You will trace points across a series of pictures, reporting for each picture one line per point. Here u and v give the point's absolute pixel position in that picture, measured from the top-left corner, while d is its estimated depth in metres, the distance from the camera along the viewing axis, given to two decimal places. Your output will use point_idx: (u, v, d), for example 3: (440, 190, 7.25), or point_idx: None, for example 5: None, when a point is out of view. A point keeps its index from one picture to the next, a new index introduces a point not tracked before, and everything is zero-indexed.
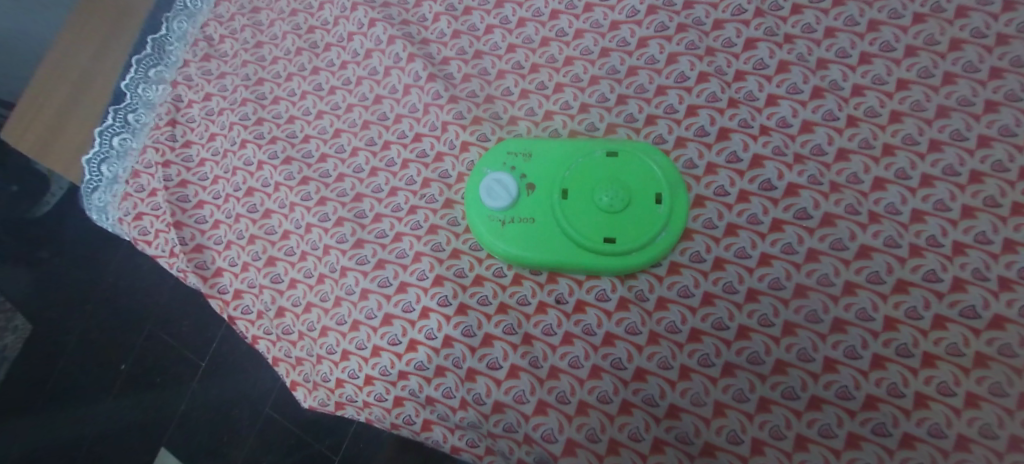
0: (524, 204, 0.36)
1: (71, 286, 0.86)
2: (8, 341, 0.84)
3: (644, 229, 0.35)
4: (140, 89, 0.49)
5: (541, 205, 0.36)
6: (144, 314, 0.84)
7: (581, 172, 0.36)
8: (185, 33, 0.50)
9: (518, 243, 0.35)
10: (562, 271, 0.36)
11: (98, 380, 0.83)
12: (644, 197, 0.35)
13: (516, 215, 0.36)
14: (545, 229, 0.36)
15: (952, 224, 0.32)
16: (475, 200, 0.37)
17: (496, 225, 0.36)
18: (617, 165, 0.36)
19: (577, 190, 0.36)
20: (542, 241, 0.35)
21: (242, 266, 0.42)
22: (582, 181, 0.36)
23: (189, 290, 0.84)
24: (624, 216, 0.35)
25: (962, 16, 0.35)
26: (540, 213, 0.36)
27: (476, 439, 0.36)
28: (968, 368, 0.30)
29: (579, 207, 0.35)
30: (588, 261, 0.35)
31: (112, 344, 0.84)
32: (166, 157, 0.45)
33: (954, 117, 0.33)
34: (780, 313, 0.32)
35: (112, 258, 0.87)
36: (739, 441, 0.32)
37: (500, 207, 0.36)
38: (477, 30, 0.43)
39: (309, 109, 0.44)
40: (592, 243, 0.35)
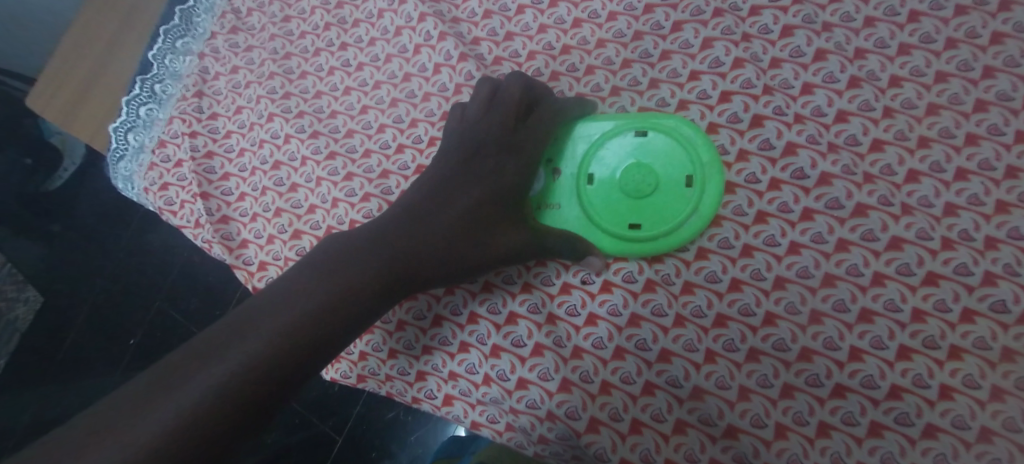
0: (551, 189, 0.37)
1: (79, 259, 0.86)
2: (19, 313, 0.83)
3: (673, 214, 0.34)
4: (167, 59, 0.48)
5: (568, 189, 0.37)
6: (151, 290, 0.83)
7: (609, 155, 0.36)
8: (213, 5, 0.49)
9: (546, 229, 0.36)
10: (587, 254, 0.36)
11: (108, 353, 0.83)
12: (673, 181, 0.35)
13: (544, 200, 0.37)
14: (571, 214, 0.36)
15: (984, 218, 0.32)
16: None
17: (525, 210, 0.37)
18: (646, 147, 0.35)
19: (603, 172, 0.36)
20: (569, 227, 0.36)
21: (267, 238, 0.42)
22: (608, 163, 0.36)
23: (198, 267, 0.83)
24: (651, 200, 0.35)
25: (1006, 9, 0.34)
26: (566, 198, 0.36)
27: (497, 415, 0.36)
28: (994, 362, 0.30)
29: (607, 190, 0.36)
30: (615, 247, 0.35)
31: (122, 317, 0.84)
32: (193, 127, 0.45)
33: (992, 112, 0.33)
34: (807, 302, 0.33)
35: (124, 232, 0.86)
36: (763, 425, 0.32)
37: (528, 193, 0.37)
38: (509, 10, 0.42)
39: (337, 85, 0.44)
40: (618, 229, 0.35)
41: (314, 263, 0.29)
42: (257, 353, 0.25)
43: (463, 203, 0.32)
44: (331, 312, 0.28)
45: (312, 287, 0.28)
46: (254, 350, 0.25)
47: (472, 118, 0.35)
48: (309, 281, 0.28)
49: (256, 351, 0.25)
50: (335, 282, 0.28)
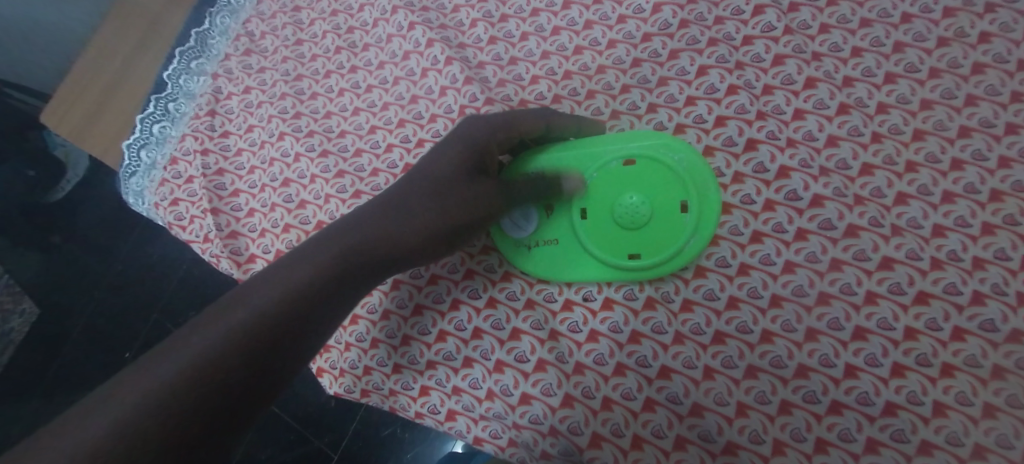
0: (546, 225, 0.37)
1: (76, 271, 0.85)
2: (14, 324, 0.82)
3: (673, 238, 0.35)
4: (182, 79, 0.49)
5: (562, 224, 0.36)
6: (150, 302, 0.83)
7: (600, 186, 0.36)
8: (228, 27, 0.50)
9: (547, 268, 0.36)
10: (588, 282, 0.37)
11: (107, 367, 0.81)
12: (668, 206, 0.35)
13: (540, 237, 0.37)
14: (569, 249, 0.36)
15: (972, 239, 0.33)
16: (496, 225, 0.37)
17: (524, 249, 0.37)
18: (637, 175, 0.36)
19: (596, 204, 0.36)
20: (570, 262, 0.36)
21: (275, 253, 0.43)
22: (600, 194, 0.36)
23: (196, 281, 0.82)
24: (649, 228, 0.35)
25: (985, 41, 0.36)
26: (562, 234, 0.36)
27: (500, 430, 0.36)
28: (985, 380, 0.31)
29: (604, 221, 0.36)
30: (618, 276, 0.36)
31: (121, 330, 0.82)
32: (205, 145, 0.47)
33: (975, 138, 0.35)
34: (803, 320, 0.33)
35: (123, 245, 0.85)
36: (761, 441, 0.32)
37: (523, 234, 0.37)
38: (513, 36, 0.44)
39: (346, 106, 0.45)
40: (620, 259, 0.35)
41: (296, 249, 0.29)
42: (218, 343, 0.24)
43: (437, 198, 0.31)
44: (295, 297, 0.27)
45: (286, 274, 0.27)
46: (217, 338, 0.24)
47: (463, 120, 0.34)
48: (275, 276, 0.27)
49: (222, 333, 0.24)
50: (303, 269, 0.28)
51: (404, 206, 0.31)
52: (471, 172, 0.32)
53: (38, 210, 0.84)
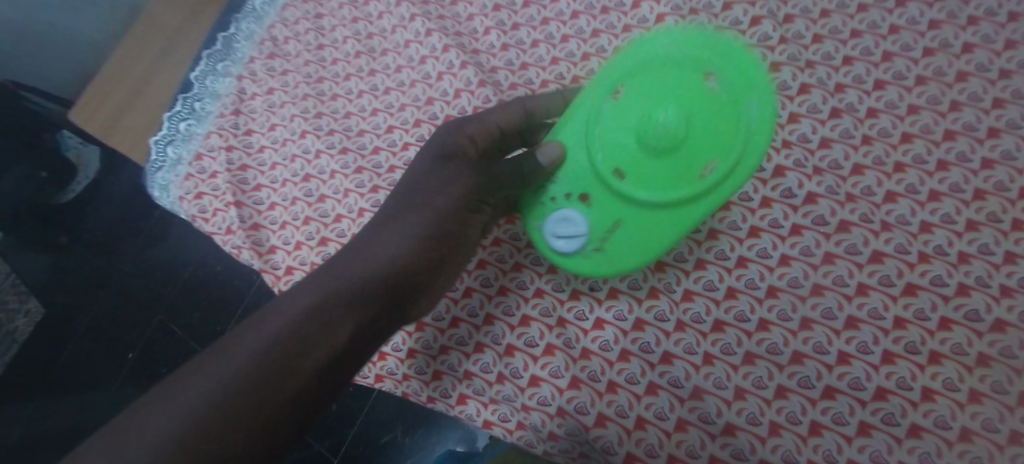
0: (595, 218, 0.33)
1: (88, 271, 0.89)
2: (18, 324, 0.85)
3: (725, 124, 0.30)
4: (208, 80, 0.52)
5: (609, 205, 0.33)
6: (157, 303, 0.86)
7: (615, 137, 0.32)
8: (253, 32, 0.52)
9: (632, 257, 0.33)
10: (683, 226, 0.31)
11: (109, 367, 0.84)
12: (697, 99, 0.30)
13: (601, 230, 0.33)
14: (636, 216, 0.32)
15: (957, 235, 0.35)
16: (551, 252, 0.35)
17: (596, 254, 0.33)
18: (643, 100, 0.32)
19: (627, 154, 0.32)
20: (652, 231, 0.32)
21: (295, 244, 0.44)
22: (623, 140, 0.32)
23: (199, 282, 0.85)
24: (697, 135, 0.30)
25: (967, 52, 0.38)
26: (619, 210, 0.33)
27: (508, 414, 0.38)
28: (971, 367, 0.33)
29: (656, 167, 0.31)
30: (708, 197, 0.30)
31: (124, 331, 0.86)
32: (229, 142, 0.49)
33: (959, 141, 0.37)
34: (797, 309, 0.35)
35: (130, 248, 0.89)
36: (758, 422, 0.34)
37: (578, 244, 0.34)
38: (524, 44, 0.47)
39: (365, 106, 0.48)
40: (692, 179, 0.30)
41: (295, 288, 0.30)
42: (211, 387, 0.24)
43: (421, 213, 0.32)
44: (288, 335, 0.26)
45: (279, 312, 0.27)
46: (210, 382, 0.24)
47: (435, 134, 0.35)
48: (259, 323, 0.27)
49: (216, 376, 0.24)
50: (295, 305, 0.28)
51: (393, 224, 0.32)
52: (447, 180, 0.33)
53: (47, 213, 0.86)
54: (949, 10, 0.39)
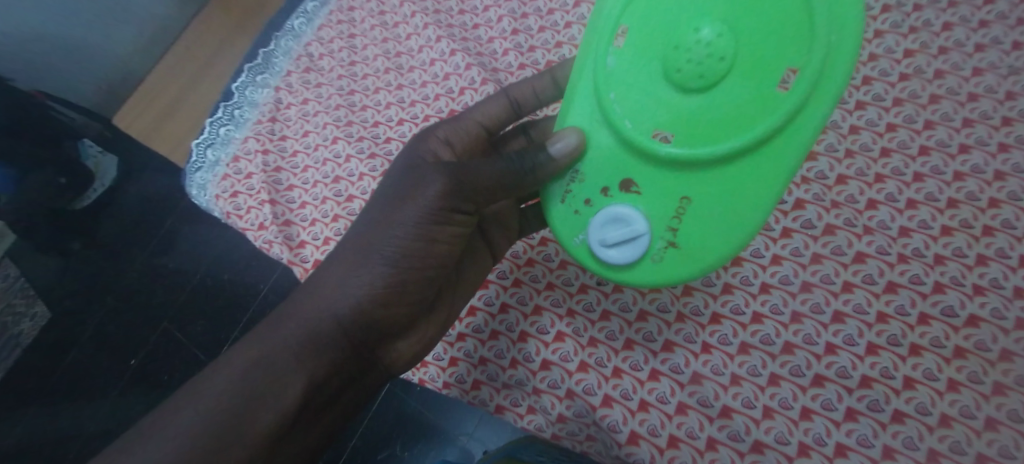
0: (651, 205, 0.28)
1: (88, 279, 0.90)
2: (23, 328, 0.87)
3: (777, 25, 0.24)
4: (247, 90, 0.56)
5: (666, 183, 0.28)
6: (158, 312, 0.88)
7: (641, 99, 0.27)
8: (291, 49, 0.57)
9: (716, 233, 0.27)
10: (772, 164, 0.26)
11: (106, 374, 0.86)
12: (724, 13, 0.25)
13: (664, 215, 0.28)
14: (703, 182, 0.27)
15: (933, 239, 0.38)
16: (612, 267, 0.29)
17: (670, 249, 0.28)
18: (655, 45, 0.27)
19: (669, 110, 0.27)
20: (737, 192, 0.27)
21: (323, 239, 0.48)
22: (653, 98, 0.27)
23: (199, 293, 0.87)
24: (747, 55, 0.25)
25: (939, 77, 0.42)
26: (679, 184, 0.27)
27: (520, 398, 0.41)
28: (948, 359, 0.36)
29: (718, 114, 0.26)
30: (795, 125, 0.25)
31: (122, 340, 0.87)
32: (266, 146, 0.53)
33: (933, 156, 0.40)
34: (788, 304, 0.39)
35: (132, 257, 0.90)
36: (753, 406, 0.37)
37: (643, 243, 0.28)
38: (539, 63, 0.51)
39: (392, 116, 0.52)
40: (768, 105, 0.25)
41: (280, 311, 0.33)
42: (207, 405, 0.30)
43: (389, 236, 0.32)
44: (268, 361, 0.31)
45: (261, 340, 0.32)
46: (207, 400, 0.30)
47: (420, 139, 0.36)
48: (246, 349, 0.32)
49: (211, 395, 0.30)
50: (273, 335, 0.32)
51: (359, 254, 0.32)
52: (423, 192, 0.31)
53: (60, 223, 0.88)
54: (922, 40, 0.44)
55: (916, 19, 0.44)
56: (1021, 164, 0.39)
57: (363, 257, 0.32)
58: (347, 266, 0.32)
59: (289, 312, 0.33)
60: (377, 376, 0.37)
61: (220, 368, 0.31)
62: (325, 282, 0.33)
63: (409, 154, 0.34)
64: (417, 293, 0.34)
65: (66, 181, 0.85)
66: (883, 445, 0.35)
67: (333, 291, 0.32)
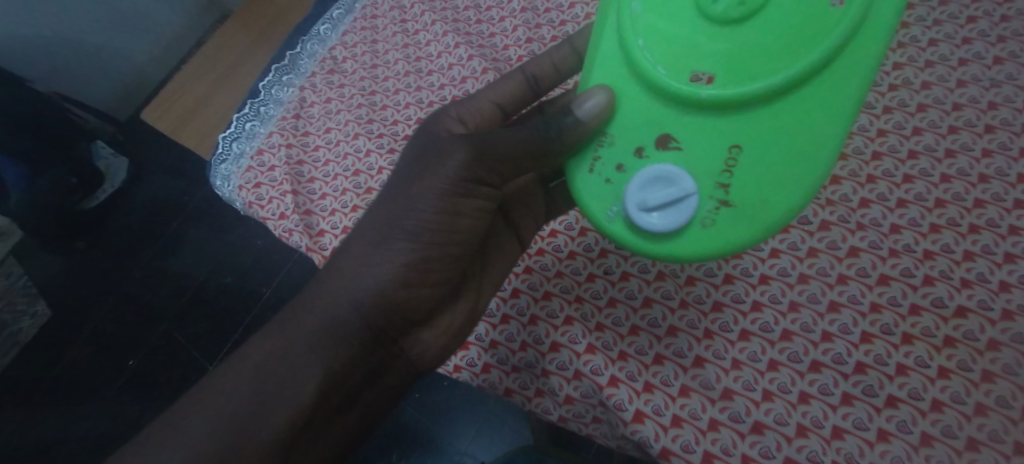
0: (694, 160, 0.29)
1: (109, 283, 1.04)
2: (23, 325, 1.00)
3: None
4: (274, 89, 0.59)
5: (710, 135, 0.29)
6: (164, 314, 1.00)
7: (668, 62, 0.29)
8: (316, 52, 0.61)
9: (764, 179, 0.28)
10: (806, 109, 0.27)
11: (112, 368, 0.97)
12: None
13: (709, 171, 0.29)
14: (742, 133, 0.28)
15: (922, 236, 0.41)
16: (661, 234, 0.30)
17: (719, 207, 0.29)
18: (677, 15, 0.30)
19: (699, 70, 0.29)
20: (784, 135, 0.28)
21: (342, 228, 0.50)
22: (682, 59, 0.29)
23: (204, 296, 0.99)
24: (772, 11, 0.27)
25: (926, 88, 0.45)
26: (717, 140, 0.29)
27: (528, 381, 0.43)
28: (940, 347, 0.38)
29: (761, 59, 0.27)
30: (837, 62, 0.26)
31: (131, 338, 0.99)
32: (289, 140, 0.55)
33: (922, 159, 0.43)
34: (786, 294, 0.41)
35: (151, 263, 1.04)
36: (752, 389, 0.38)
37: (690, 202, 0.29)
38: None
39: (411, 115, 0.55)
40: (797, 51, 0.27)
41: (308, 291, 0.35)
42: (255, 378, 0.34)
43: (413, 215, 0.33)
44: (302, 339, 0.34)
45: (295, 320, 0.35)
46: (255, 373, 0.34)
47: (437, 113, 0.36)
48: (284, 328, 0.35)
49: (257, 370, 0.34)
50: (306, 317, 0.34)
51: (381, 237, 0.34)
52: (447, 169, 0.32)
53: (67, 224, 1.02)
54: (910, 55, 0.47)
55: (904, 35, 0.47)
56: (1004, 168, 0.41)
57: (383, 238, 0.34)
58: (371, 247, 0.34)
59: (316, 295, 0.34)
60: (404, 363, 0.39)
61: (263, 346, 0.35)
62: (348, 265, 0.34)
63: (423, 133, 0.35)
64: (440, 272, 0.36)
65: (77, 180, 1.00)
66: (879, 428, 0.36)
67: (357, 274, 0.34)
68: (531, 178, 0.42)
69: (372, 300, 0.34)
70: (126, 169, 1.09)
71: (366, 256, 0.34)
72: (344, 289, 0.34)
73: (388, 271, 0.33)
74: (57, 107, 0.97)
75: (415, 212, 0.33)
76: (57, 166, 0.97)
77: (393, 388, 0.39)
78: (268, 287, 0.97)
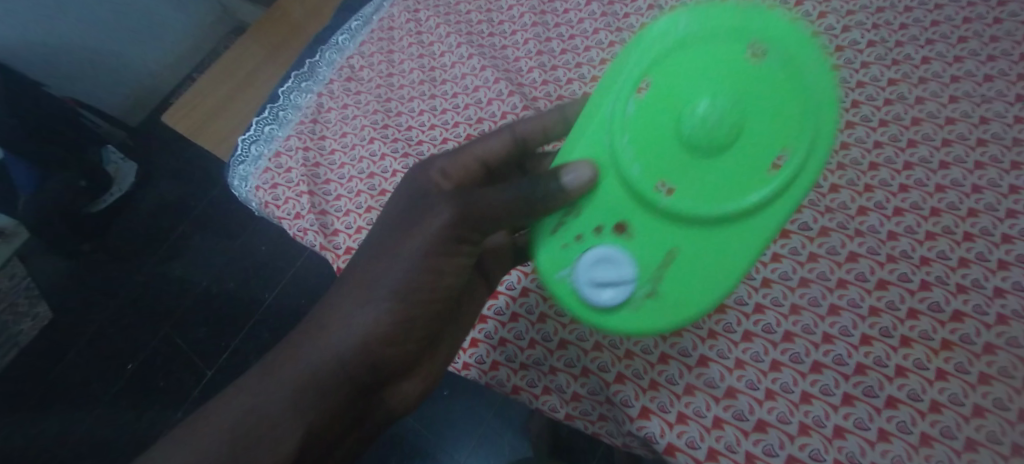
0: (646, 251, 0.30)
1: (111, 286, 1.05)
2: (23, 327, 1.01)
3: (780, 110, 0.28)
4: (293, 95, 0.61)
5: (663, 231, 0.30)
6: (165, 319, 1.00)
7: (647, 146, 0.29)
8: (334, 60, 0.63)
9: (705, 283, 0.29)
10: (747, 235, 0.29)
11: (111, 372, 0.97)
12: (739, 79, 0.28)
13: (654, 266, 0.30)
14: (690, 239, 0.30)
15: (919, 242, 0.42)
16: (593, 308, 0.31)
17: (651, 300, 0.30)
18: (668, 95, 0.29)
19: (671, 163, 0.29)
20: (720, 253, 0.29)
21: (356, 228, 0.52)
22: (658, 145, 0.29)
23: (206, 301, 1.00)
24: (750, 132, 0.28)
25: (920, 103, 0.47)
26: (671, 237, 0.30)
27: (536, 379, 0.44)
28: (937, 350, 0.38)
29: (724, 178, 0.29)
30: (785, 199, 0.29)
31: (131, 343, 0.99)
32: (307, 144, 0.57)
33: (917, 170, 0.45)
34: (788, 297, 0.42)
35: (155, 268, 1.05)
36: (756, 387, 0.39)
37: (631, 288, 0.30)
38: (561, 81, 0.56)
39: (425, 122, 0.57)
40: (756, 183, 0.28)
41: (291, 338, 0.36)
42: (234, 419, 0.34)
43: (397, 270, 0.33)
44: (280, 386, 0.34)
45: (276, 366, 0.35)
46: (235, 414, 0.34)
47: (422, 167, 0.36)
48: (265, 373, 0.35)
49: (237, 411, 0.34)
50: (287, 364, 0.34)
51: (364, 291, 0.34)
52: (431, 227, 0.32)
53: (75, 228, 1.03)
54: (904, 71, 0.49)
55: (898, 53, 0.50)
56: (996, 179, 0.43)
57: (366, 293, 0.34)
58: (354, 300, 0.34)
59: (298, 343, 0.35)
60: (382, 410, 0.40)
61: (245, 387, 0.35)
62: (332, 317, 0.34)
63: (409, 186, 0.35)
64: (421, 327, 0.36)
65: (87, 183, 1.02)
66: (879, 428, 0.37)
67: (339, 327, 0.34)
68: (505, 240, 0.40)
69: (357, 361, 0.34)
70: (134, 175, 1.11)
71: (349, 310, 0.34)
72: (325, 352, 0.34)
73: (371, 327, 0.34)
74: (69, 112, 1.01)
75: (398, 269, 0.33)
76: (66, 170, 0.98)
77: (369, 433, 0.40)
78: (271, 293, 0.97)
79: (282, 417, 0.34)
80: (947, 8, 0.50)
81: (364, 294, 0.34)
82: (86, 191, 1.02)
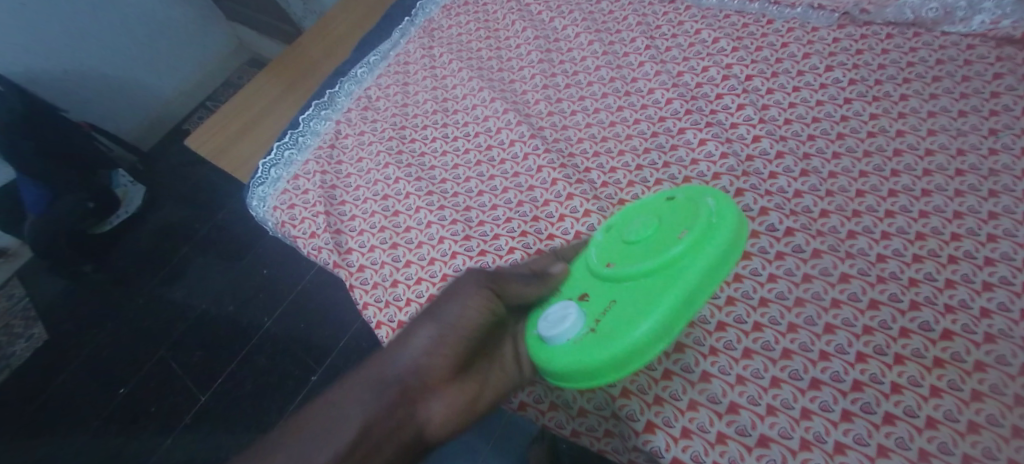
0: (590, 306, 0.35)
1: (109, 309, 1.05)
2: (18, 348, 1.03)
3: (687, 204, 0.35)
4: (312, 122, 0.65)
5: (602, 292, 0.35)
6: (162, 341, 0.99)
7: (601, 248, 0.39)
8: (352, 91, 0.67)
9: (627, 325, 0.31)
10: (660, 285, 0.32)
11: (101, 396, 0.95)
12: (659, 201, 0.38)
13: (594, 316, 0.34)
14: (619, 294, 0.34)
15: (906, 264, 0.44)
16: (545, 351, 0.34)
17: (586, 341, 0.33)
18: (620, 220, 0.40)
19: (611, 251, 0.38)
20: (637, 301, 0.32)
21: (369, 247, 0.54)
22: (606, 245, 0.39)
23: (206, 324, 0.99)
24: (665, 220, 0.35)
25: (900, 136, 0.51)
26: (607, 295, 0.35)
27: (542, 396, 0.47)
28: (930, 367, 0.39)
29: (641, 263, 0.34)
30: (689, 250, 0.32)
31: (124, 366, 0.97)
32: (324, 168, 0.60)
33: (901, 197, 0.47)
34: (785, 316, 0.44)
35: (155, 292, 1.05)
36: (757, 403, 0.40)
37: (573, 326, 0.33)
38: (565, 112, 0.60)
39: (437, 148, 0.60)
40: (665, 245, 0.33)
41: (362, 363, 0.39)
42: (297, 426, 0.35)
43: (454, 299, 0.38)
44: (341, 398, 0.36)
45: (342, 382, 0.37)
46: (298, 423, 0.36)
47: None
48: (330, 389, 0.37)
49: (301, 421, 0.36)
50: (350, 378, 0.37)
51: (424, 312, 0.38)
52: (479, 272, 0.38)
53: (77, 249, 1.05)
54: (884, 107, 0.52)
55: (878, 91, 0.54)
56: (975, 206, 0.45)
57: (425, 314, 0.38)
58: (414, 319, 0.38)
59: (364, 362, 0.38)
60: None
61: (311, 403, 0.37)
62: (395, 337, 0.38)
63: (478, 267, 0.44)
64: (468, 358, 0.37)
65: (93, 204, 1.05)
66: (878, 444, 0.37)
67: (399, 341, 0.37)
68: None
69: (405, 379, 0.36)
70: (142, 197, 1.14)
71: (409, 330, 0.38)
72: (385, 365, 0.36)
73: (426, 343, 0.37)
74: (84, 136, 1.06)
75: (454, 298, 0.38)
76: (73, 192, 1.01)
77: None
78: (272, 317, 0.97)
79: (334, 425, 0.34)
80: (920, 51, 0.55)
81: (423, 314, 0.38)
82: (90, 211, 1.04)
